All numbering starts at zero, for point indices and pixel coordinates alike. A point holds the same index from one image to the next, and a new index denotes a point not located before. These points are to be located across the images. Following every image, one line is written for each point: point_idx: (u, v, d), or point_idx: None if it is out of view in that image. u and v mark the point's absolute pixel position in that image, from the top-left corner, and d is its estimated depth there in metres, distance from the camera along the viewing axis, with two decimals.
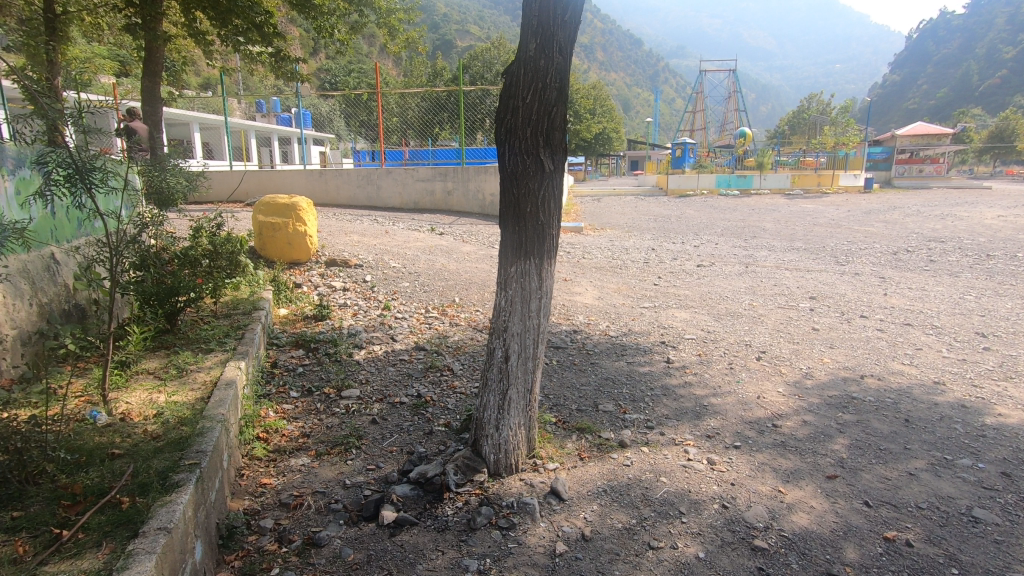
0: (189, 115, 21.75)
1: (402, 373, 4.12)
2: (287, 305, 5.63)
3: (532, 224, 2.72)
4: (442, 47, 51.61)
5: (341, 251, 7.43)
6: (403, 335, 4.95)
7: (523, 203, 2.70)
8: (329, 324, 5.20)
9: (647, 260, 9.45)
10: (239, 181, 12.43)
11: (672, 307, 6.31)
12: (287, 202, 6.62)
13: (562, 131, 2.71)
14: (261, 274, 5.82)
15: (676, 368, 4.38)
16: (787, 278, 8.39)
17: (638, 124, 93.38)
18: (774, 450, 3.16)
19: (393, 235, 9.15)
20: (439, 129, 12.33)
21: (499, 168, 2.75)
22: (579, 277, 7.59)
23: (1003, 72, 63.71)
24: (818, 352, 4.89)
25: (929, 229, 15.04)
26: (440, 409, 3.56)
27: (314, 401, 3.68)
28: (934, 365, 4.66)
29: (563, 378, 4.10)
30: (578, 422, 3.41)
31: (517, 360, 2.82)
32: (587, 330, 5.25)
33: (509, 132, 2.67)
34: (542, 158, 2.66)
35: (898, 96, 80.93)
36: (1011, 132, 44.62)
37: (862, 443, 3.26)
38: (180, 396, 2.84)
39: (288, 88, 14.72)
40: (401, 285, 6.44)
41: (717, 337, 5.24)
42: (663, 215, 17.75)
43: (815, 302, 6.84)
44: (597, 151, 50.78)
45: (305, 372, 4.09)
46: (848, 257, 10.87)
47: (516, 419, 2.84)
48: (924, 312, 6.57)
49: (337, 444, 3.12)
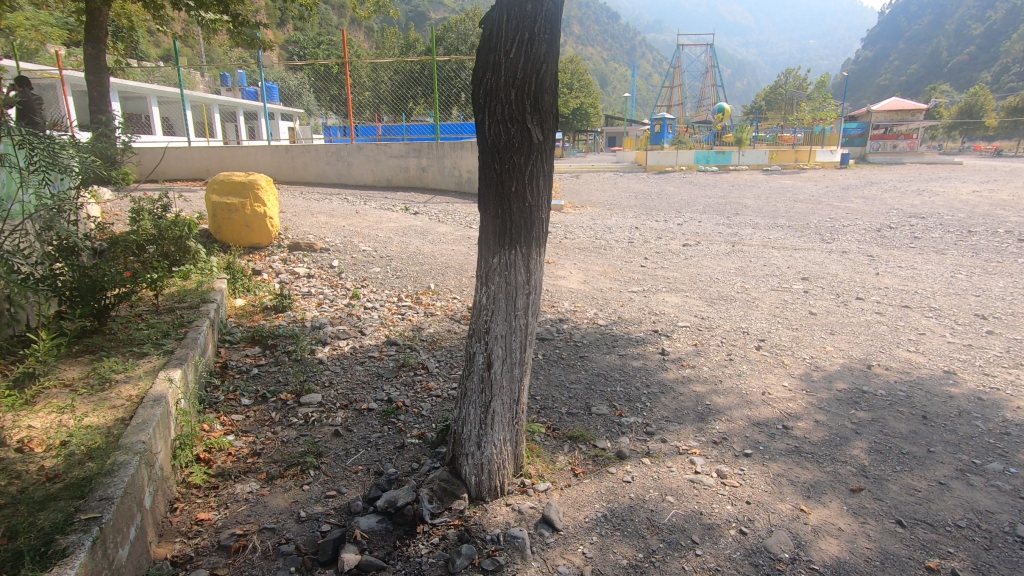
0: (146, 88, 20.52)
1: (371, 374, 3.67)
2: (243, 295, 5.11)
3: (517, 206, 2.27)
4: (415, 19, 50.03)
5: (306, 233, 6.88)
6: (373, 328, 4.49)
7: (507, 181, 2.25)
8: (291, 316, 4.72)
9: (631, 240, 9.08)
10: (198, 158, 11.67)
11: (662, 291, 5.95)
12: (245, 180, 6.04)
13: (553, 94, 2.26)
14: (214, 260, 5.27)
15: (672, 361, 4.02)
16: (775, 258, 8.11)
17: (616, 100, 92.72)
18: (789, 458, 2.84)
19: (364, 215, 8.59)
20: (414, 104, 11.70)
21: (478, 141, 2.29)
22: (563, 259, 7.17)
23: (971, 49, 64.60)
24: (820, 340, 4.58)
25: (908, 205, 15.02)
26: (413, 417, 3.14)
27: (268, 410, 3.22)
28: (942, 353, 4.39)
29: (550, 375, 3.71)
30: (570, 429, 3.04)
31: (501, 367, 2.39)
32: (574, 319, 4.86)
33: (489, 95, 2.22)
34: (529, 125, 2.21)
35: (871, 72, 81.65)
36: (980, 108, 45.37)
37: (883, 447, 2.96)
38: (96, 416, 2.36)
39: (249, 58, 13.82)
40: (372, 271, 5.93)
41: (712, 323, 4.90)
42: (644, 192, 17.38)
43: (808, 283, 6.54)
44: (575, 127, 50.08)
45: (260, 375, 3.62)
46: (833, 234, 10.66)
47: (502, 434, 2.43)
48: (919, 292, 6.33)
49: (293, 463, 2.68)
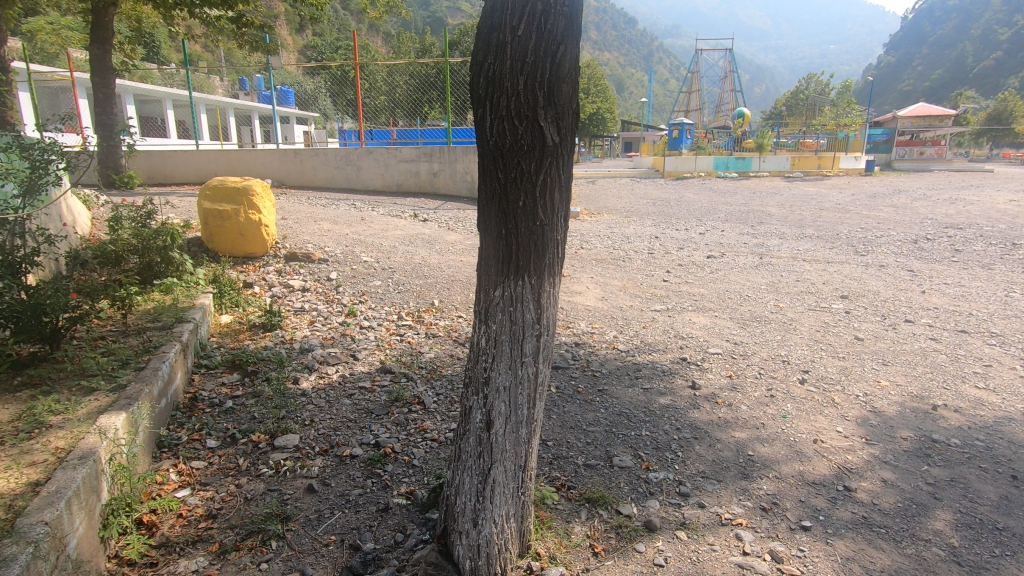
0: (162, 91, 20.48)
1: (359, 411, 3.20)
2: (230, 311, 4.69)
3: (526, 225, 1.79)
4: (433, 24, 49.98)
5: (305, 242, 6.47)
6: (367, 352, 4.04)
7: (514, 193, 1.78)
8: (280, 335, 4.31)
9: (652, 250, 8.56)
10: (206, 161, 11.43)
11: (688, 310, 5.42)
12: (239, 186, 5.63)
13: (572, 82, 1.79)
14: (201, 271, 4.88)
15: (705, 398, 3.49)
16: (808, 272, 7.52)
17: (632, 106, 92.18)
18: (859, 534, 2.32)
19: (369, 222, 8.18)
20: (429, 108, 11.33)
21: (477, 142, 1.83)
22: (579, 272, 6.68)
23: (999, 54, 62.96)
24: (872, 373, 4.02)
25: (942, 214, 14.26)
26: (402, 468, 2.67)
27: (234, 455, 2.76)
28: (1016, 390, 3.81)
29: (564, 415, 3.21)
30: (588, 488, 2.55)
31: (504, 426, 1.91)
32: (592, 343, 4.35)
33: (491, 85, 1.75)
34: (542, 123, 1.73)
35: (895, 77, 79.95)
36: (1009, 114, 43.99)
37: (971, 520, 2.43)
38: (6, 481, 1.93)
39: (260, 61, 13.57)
40: (372, 285, 5.49)
41: (747, 350, 4.37)
42: (663, 199, 16.80)
43: (848, 301, 5.98)
44: (591, 131, 49.58)
45: (233, 409, 3.18)
46: (867, 246, 10.01)
47: (504, 509, 1.95)
48: (973, 314, 5.71)
49: (251, 531, 2.23)
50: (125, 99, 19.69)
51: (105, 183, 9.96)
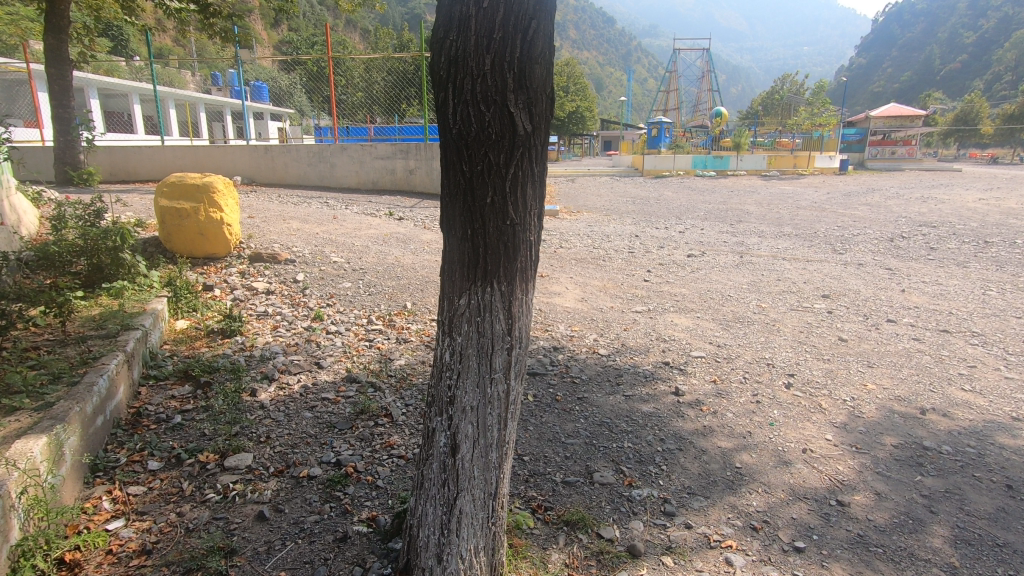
0: (128, 85, 19.77)
1: (321, 425, 2.96)
2: (187, 316, 4.39)
3: (494, 224, 1.59)
4: (411, 19, 49.43)
5: (272, 241, 6.18)
6: (332, 359, 3.79)
7: (481, 189, 1.57)
8: (239, 342, 4.04)
9: (632, 249, 8.42)
10: (173, 158, 10.99)
11: (669, 310, 5.27)
12: (199, 182, 5.31)
13: (544, 62, 1.58)
14: (155, 274, 4.57)
15: (689, 405, 3.32)
16: (789, 271, 7.45)
17: (611, 105, 92.59)
18: (855, 555, 2.17)
19: (342, 221, 7.89)
20: (407, 105, 11.05)
21: (439, 132, 1.62)
22: (558, 273, 6.49)
23: (965, 57, 64.66)
24: (858, 376, 3.91)
25: (915, 213, 14.45)
26: (365, 489, 2.44)
27: (177, 478, 2.50)
28: (1003, 393, 3.71)
29: (542, 426, 3.01)
30: (567, 509, 2.36)
31: (472, 450, 1.70)
32: (571, 347, 4.18)
33: (453, 66, 1.54)
34: (512, 108, 1.53)
35: (866, 79, 81.66)
36: (975, 115, 45.16)
37: (970, 536, 2.30)
38: None
39: (230, 54, 13.11)
40: (341, 286, 5.23)
41: (731, 353, 4.23)
42: (642, 197, 16.76)
43: (830, 301, 5.89)
44: (571, 130, 49.59)
45: (183, 424, 2.92)
46: (845, 245, 10.03)
47: (472, 542, 1.73)
48: (954, 313, 5.67)
49: (190, 569, 1.99)
50: (88, 93, 18.94)
51: (61, 180, 9.59)
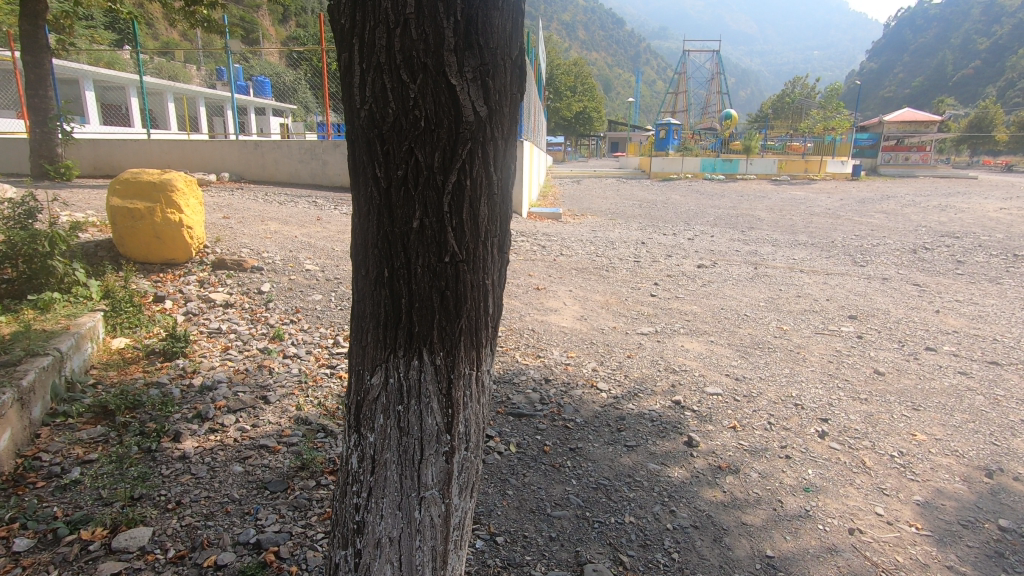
0: (125, 77, 19.29)
1: (250, 485, 2.39)
2: (128, 334, 3.81)
3: (425, 268, 1.03)
4: None
5: (242, 245, 5.62)
6: (281, 393, 3.22)
7: (404, 212, 1.01)
8: (180, 366, 3.47)
9: (638, 257, 7.84)
10: (159, 152, 10.48)
11: (679, 333, 4.67)
12: (157, 179, 4.75)
13: (504, 7, 0.99)
14: (94, 282, 4.01)
15: (707, 464, 2.72)
16: (808, 285, 6.84)
17: (619, 106, 91.65)
18: None
19: (327, 223, 7.33)
20: None
21: (345, 120, 1.04)
22: (556, 285, 5.90)
23: (978, 63, 63.52)
24: (904, 423, 3.29)
25: (936, 221, 13.77)
26: None
27: (44, 566, 1.93)
28: None
29: (523, 491, 2.42)
30: None
31: None
32: (566, 378, 3.59)
33: (360, 8, 0.96)
34: (451, 82, 0.95)
35: (878, 83, 80.63)
36: (990, 121, 44.17)
37: None
38: None
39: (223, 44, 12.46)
40: (310, 299, 4.67)
41: (752, 389, 3.62)
42: (649, 200, 16.18)
43: (858, 323, 5.27)
44: (578, 131, 49.08)
45: (76, 481, 2.34)
46: (865, 256, 9.40)
47: None
48: (997, 340, 5.04)
49: None
50: (83, 85, 18.49)
51: (36, 172, 9.08)
